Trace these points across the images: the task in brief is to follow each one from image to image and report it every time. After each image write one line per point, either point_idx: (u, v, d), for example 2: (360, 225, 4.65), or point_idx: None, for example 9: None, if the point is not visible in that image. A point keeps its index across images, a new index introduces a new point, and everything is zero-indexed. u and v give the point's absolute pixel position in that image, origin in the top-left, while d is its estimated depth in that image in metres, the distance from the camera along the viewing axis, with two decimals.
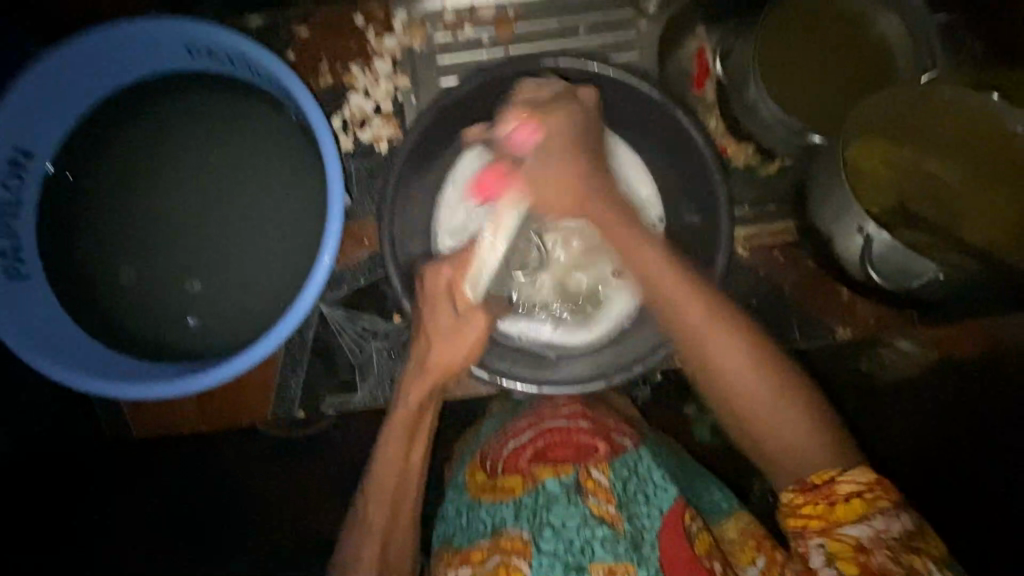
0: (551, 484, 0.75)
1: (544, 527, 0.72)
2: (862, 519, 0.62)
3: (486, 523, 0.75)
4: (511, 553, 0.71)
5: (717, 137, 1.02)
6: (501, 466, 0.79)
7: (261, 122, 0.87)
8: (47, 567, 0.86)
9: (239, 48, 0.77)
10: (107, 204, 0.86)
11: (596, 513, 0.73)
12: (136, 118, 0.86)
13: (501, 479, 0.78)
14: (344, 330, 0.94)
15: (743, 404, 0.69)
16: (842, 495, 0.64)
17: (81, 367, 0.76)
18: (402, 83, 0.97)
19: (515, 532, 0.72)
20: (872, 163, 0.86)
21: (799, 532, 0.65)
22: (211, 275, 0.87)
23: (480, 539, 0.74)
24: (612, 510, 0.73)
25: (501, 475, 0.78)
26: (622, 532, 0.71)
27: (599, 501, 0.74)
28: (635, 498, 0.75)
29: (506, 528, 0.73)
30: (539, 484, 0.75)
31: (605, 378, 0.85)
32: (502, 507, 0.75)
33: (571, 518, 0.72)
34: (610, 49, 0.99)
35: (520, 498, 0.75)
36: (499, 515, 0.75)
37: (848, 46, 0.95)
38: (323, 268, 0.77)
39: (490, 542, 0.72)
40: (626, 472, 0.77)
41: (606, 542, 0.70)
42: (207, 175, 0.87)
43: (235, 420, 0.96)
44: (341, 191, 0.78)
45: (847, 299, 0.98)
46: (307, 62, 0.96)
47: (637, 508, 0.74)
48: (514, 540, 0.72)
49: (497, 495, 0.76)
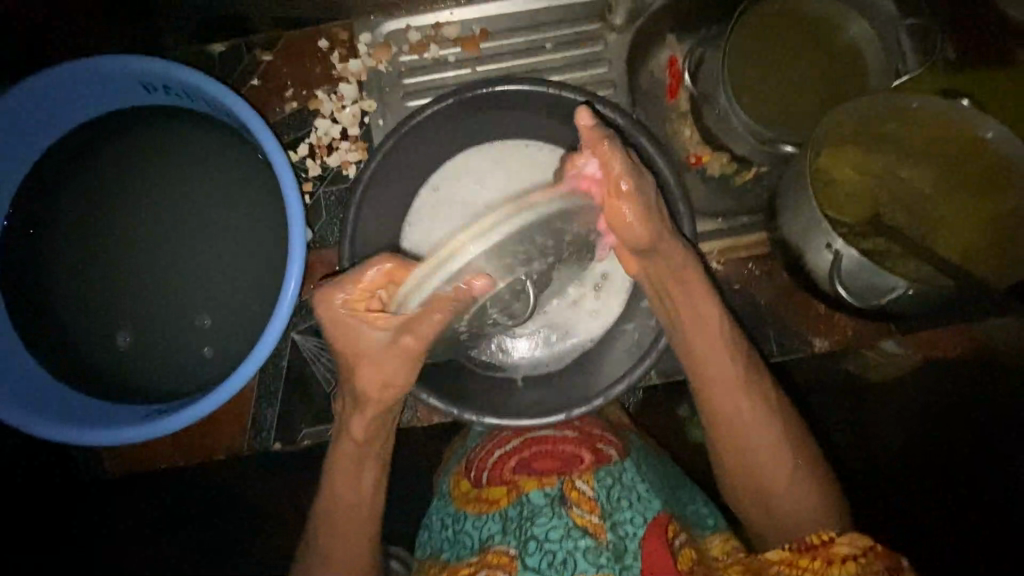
0: (534, 495, 0.71)
1: (528, 540, 0.67)
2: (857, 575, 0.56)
3: (473, 541, 0.72)
4: (494, 568, 0.67)
5: (690, 146, 1.01)
6: (484, 477, 0.78)
7: (224, 154, 0.86)
8: (47, 566, 0.90)
9: (194, 84, 0.77)
10: (66, 243, 0.85)
11: (579, 524, 0.68)
12: (94, 158, 0.85)
13: (485, 491, 0.76)
14: (317, 358, 0.94)
15: (745, 459, 0.72)
16: (840, 555, 0.58)
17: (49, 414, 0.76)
18: (368, 106, 0.95)
19: (502, 547, 0.69)
20: (839, 172, 0.86)
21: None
22: (176, 312, 0.86)
23: (466, 555, 0.71)
24: (595, 520, 0.68)
25: (485, 487, 0.76)
26: (606, 543, 0.66)
27: (583, 511, 0.69)
28: (618, 505, 0.70)
29: (491, 545, 0.70)
30: (522, 496, 0.72)
31: (565, 411, 0.83)
32: (488, 521, 0.72)
33: (554, 530, 0.67)
34: (578, 64, 0.97)
35: (503, 510, 0.72)
36: (484, 530, 0.72)
37: (819, 52, 0.94)
38: (287, 301, 0.76)
39: (476, 557, 0.69)
40: (610, 480, 0.73)
41: (588, 553, 0.64)
42: (170, 212, 0.86)
43: (213, 451, 0.95)
44: (302, 224, 0.77)
45: (825, 312, 0.98)
46: (271, 89, 0.96)
47: (620, 515, 0.69)
48: (500, 556, 0.68)
49: (481, 507, 0.74)
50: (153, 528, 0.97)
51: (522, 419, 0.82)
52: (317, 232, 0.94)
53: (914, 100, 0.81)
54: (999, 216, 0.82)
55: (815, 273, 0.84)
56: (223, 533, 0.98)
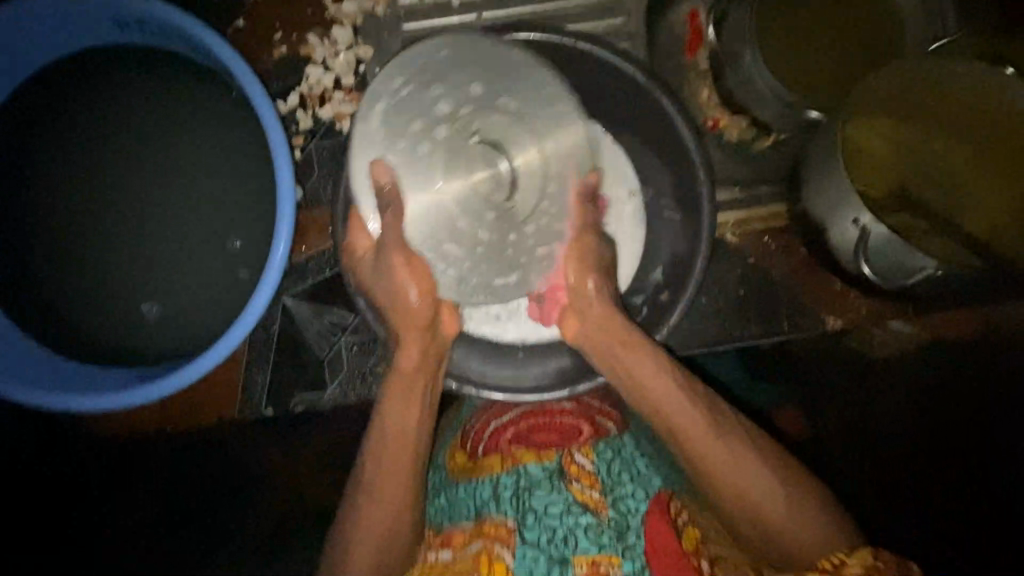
0: (532, 468, 0.70)
1: (527, 513, 0.67)
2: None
3: (465, 507, 0.70)
4: (492, 541, 0.66)
5: (709, 109, 0.95)
6: (481, 448, 0.75)
7: (207, 102, 0.80)
8: (47, 566, 0.90)
9: (169, 19, 0.70)
10: (42, 199, 0.79)
11: (579, 500, 0.67)
12: (62, 101, 0.78)
13: (480, 460, 0.73)
14: (309, 324, 0.90)
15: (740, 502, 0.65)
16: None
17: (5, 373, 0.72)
18: (365, 54, 0.88)
19: (498, 518, 0.67)
20: (867, 140, 0.81)
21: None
22: (161, 270, 0.81)
23: (461, 521, 0.69)
24: (596, 495, 0.68)
25: (480, 457, 0.74)
26: (607, 520, 0.66)
27: (583, 486, 0.69)
28: (619, 479, 0.70)
29: (487, 513, 0.68)
30: (519, 468, 0.70)
31: (569, 387, 0.79)
32: (479, 487, 0.70)
33: (554, 505, 0.67)
34: (594, 14, 0.90)
35: (498, 479, 0.70)
36: (477, 497, 0.70)
37: (855, 9, 0.87)
38: (276, 264, 0.71)
39: (472, 526, 0.68)
40: (610, 454, 0.72)
41: (589, 530, 0.65)
42: (148, 163, 0.80)
43: (204, 415, 0.92)
44: (292, 181, 0.71)
45: (839, 289, 0.94)
46: (259, 31, 0.88)
47: (621, 491, 0.69)
48: (497, 527, 0.67)
49: (474, 474, 0.72)
50: (154, 527, 0.93)
51: (521, 395, 0.78)
52: (308, 190, 0.89)
53: (954, 65, 0.74)
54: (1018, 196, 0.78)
55: (835, 245, 0.80)
56: (228, 520, 0.93)
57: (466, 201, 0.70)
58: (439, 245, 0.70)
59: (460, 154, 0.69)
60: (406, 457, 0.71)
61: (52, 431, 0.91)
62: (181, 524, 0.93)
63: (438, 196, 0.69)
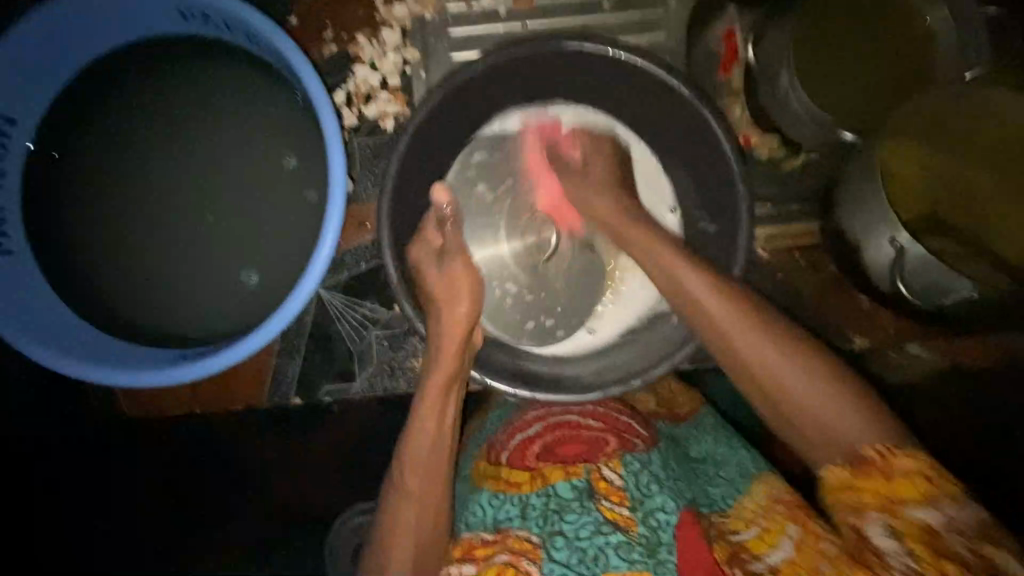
0: (561, 487, 0.69)
1: (555, 535, 0.66)
2: (932, 502, 0.57)
3: (488, 518, 0.71)
4: (518, 555, 0.66)
5: (741, 126, 0.96)
6: (506, 460, 0.75)
7: (260, 94, 0.82)
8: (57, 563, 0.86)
9: (234, 14, 0.72)
10: (95, 179, 0.81)
11: (608, 518, 0.67)
12: (122, 87, 0.81)
13: (506, 472, 0.73)
14: (342, 316, 0.92)
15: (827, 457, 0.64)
16: (903, 470, 0.59)
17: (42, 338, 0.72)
18: (411, 56, 0.90)
19: (523, 533, 0.68)
20: (898, 164, 0.82)
21: (851, 509, 0.60)
22: (204, 256, 0.83)
23: (480, 530, 0.70)
24: (626, 512, 0.68)
25: (508, 468, 0.73)
26: (638, 536, 0.65)
27: (612, 504, 0.68)
28: (649, 492, 0.69)
29: (512, 529, 0.68)
30: (548, 487, 0.70)
31: (603, 389, 0.79)
32: (507, 503, 0.70)
33: (583, 526, 0.66)
34: (637, 28, 0.92)
35: (526, 497, 0.70)
36: (502, 511, 0.70)
37: (890, 37, 0.89)
38: (322, 255, 0.73)
39: (497, 539, 0.68)
40: (638, 465, 0.71)
41: (620, 550, 0.64)
42: (199, 151, 0.82)
43: (228, 404, 0.94)
44: (343, 176, 0.73)
45: (868, 307, 0.96)
46: (310, 28, 0.90)
47: (652, 503, 0.68)
48: (522, 542, 0.67)
49: (502, 488, 0.72)
50: (167, 527, 0.95)
51: (555, 396, 0.78)
52: (349, 186, 0.91)
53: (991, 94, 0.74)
54: None
55: (869, 266, 0.80)
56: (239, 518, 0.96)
57: (517, 254, 0.93)
58: (503, 280, 0.92)
59: (517, 223, 0.93)
60: (429, 461, 0.71)
61: (69, 428, 0.88)
62: (194, 525, 0.96)
63: (500, 249, 0.92)
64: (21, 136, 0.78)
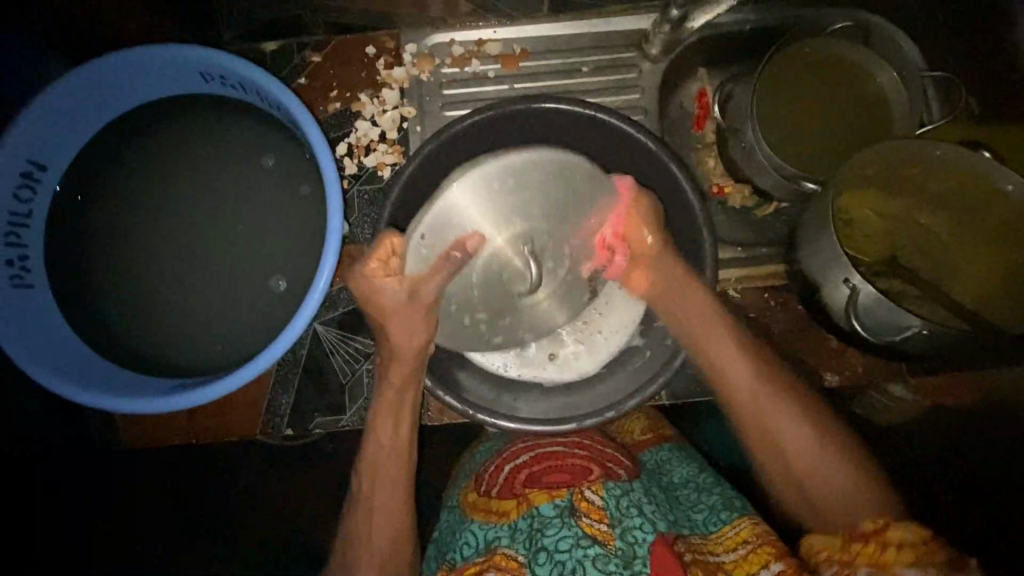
0: (544, 507, 0.72)
1: (539, 551, 0.68)
2: (918, 562, 0.60)
3: (478, 540, 0.74)
4: (503, 572, 0.69)
5: (714, 177, 1.05)
6: (496, 490, 0.78)
7: (268, 145, 0.90)
8: None
9: (248, 75, 0.81)
10: (114, 218, 0.89)
11: (587, 533, 0.69)
12: (145, 138, 0.89)
13: (496, 502, 0.76)
14: (337, 350, 0.96)
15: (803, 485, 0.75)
16: (898, 540, 0.63)
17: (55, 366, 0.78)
18: (408, 112, 0.99)
19: (510, 551, 0.71)
20: (859, 212, 0.89)
21: (841, 565, 0.64)
22: (210, 290, 0.89)
23: (471, 554, 0.73)
24: (605, 528, 0.69)
25: (497, 498, 0.77)
26: (615, 551, 0.67)
27: (592, 521, 0.70)
28: (627, 512, 0.71)
29: (499, 547, 0.72)
30: (532, 509, 0.73)
31: (576, 420, 0.82)
32: (496, 527, 0.74)
33: (563, 540, 0.68)
34: (613, 89, 1.01)
35: (513, 522, 0.74)
36: (490, 532, 0.74)
37: (847, 96, 0.96)
38: (316, 293, 0.78)
39: (484, 557, 0.71)
40: (619, 491, 0.73)
41: (597, 561, 0.66)
42: (211, 194, 0.90)
43: (227, 434, 0.97)
44: (340, 219, 0.79)
45: (835, 347, 1.01)
46: (318, 89, 1.00)
47: (630, 521, 0.70)
48: (508, 560, 0.70)
49: (491, 517, 0.75)
50: None
51: (530, 424, 0.82)
52: (347, 228, 0.98)
53: (936, 149, 0.80)
54: (1000, 263, 0.85)
55: (831, 307, 0.86)
56: None
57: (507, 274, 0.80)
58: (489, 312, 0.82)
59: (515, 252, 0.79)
60: (394, 457, 0.79)
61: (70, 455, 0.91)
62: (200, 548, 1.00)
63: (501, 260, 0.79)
64: (51, 179, 0.85)
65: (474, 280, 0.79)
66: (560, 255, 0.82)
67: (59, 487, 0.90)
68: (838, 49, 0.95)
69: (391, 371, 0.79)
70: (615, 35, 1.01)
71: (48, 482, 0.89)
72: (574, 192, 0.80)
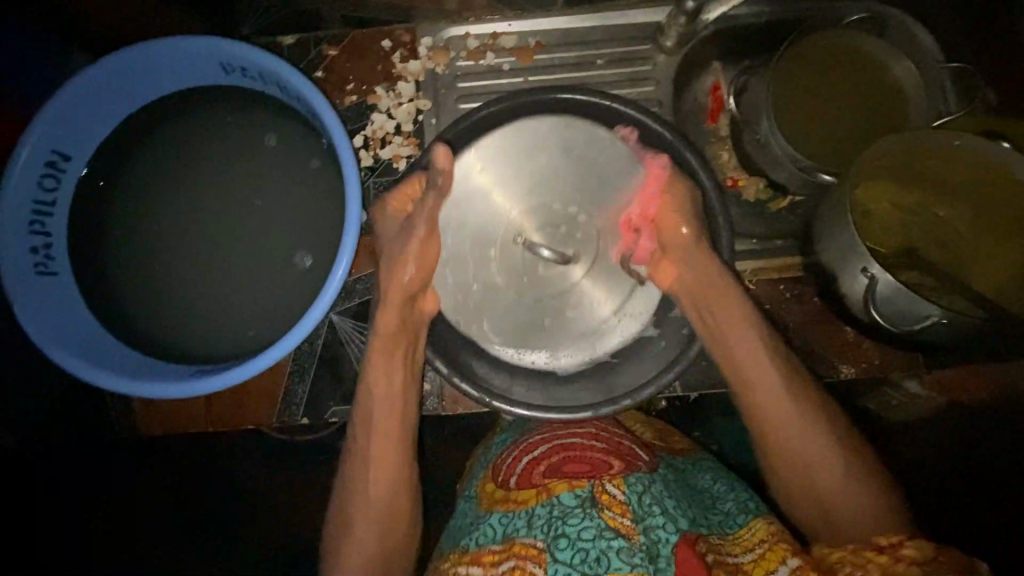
0: (565, 496, 0.72)
1: (559, 537, 0.68)
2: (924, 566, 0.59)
3: (496, 531, 0.73)
4: (524, 559, 0.68)
5: (729, 169, 1.05)
6: (515, 481, 0.78)
7: (287, 136, 0.91)
8: None
9: (269, 67, 0.82)
10: (137, 208, 0.91)
11: (611, 525, 0.69)
12: (166, 129, 0.91)
13: (514, 493, 0.76)
14: (352, 340, 0.97)
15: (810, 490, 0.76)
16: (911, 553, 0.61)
17: (80, 352, 0.79)
18: (423, 105, 1.00)
19: (529, 540, 0.70)
20: (875, 202, 0.88)
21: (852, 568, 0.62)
22: (229, 279, 0.90)
23: (489, 544, 0.72)
24: (628, 522, 0.69)
25: (515, 489, 0.77)
26: (638, 544, 0.67)
27: (614, 514, 0.70)
28: (650, 510, 0.71)
29: (518, 536, 0.71)
30: (552, 497, 0.72)
31: (592, 409, 0.84)
32: (514, 518, 0.73)
33: (586, 530, 0.68)
34: (627, 81, 1.01)
35: (532, 510, 0.73)
36: (509, 523, 0.73)
37: (864, 88, 0.95)
38: (334, 282, 0.79)
39: (503, 546, 0.70)
40: (641, 487, 0.73)
41: (620, 553, 0.66)
42: (231, 184, 0.91)
43: (241, 423, 0.98)
44: (358, 209, 0.80)
45: (852, 338, 1.00)
46: (334, 82, 1.01)
47: (652, 521, 0.70)
48: (528, 547, 0.69)
49: (511, 506, 0.75)
50: None
51: (546, 412, 0.85)
52: (363, 220, 0.99)
53: (954, 139, 0.82)
54: (1017, 256, 0.84)
55: (848, 298, 0.85)
56: None
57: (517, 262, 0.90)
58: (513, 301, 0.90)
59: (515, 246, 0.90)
60: (396, 412, 0.83)
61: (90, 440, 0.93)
62: None
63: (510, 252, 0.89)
64: (75, 168, 0.87)
65: (500, 271, 0.90)
66: (569, 229, 0.90)
67: (59, 487, 0.95)
68: (855, 42, 0.95)
69: (381, 324, 0.82)
70: (630, 27, 1.01)
71: (47, 482, 0.93)
72: (588, 150, 0.88)
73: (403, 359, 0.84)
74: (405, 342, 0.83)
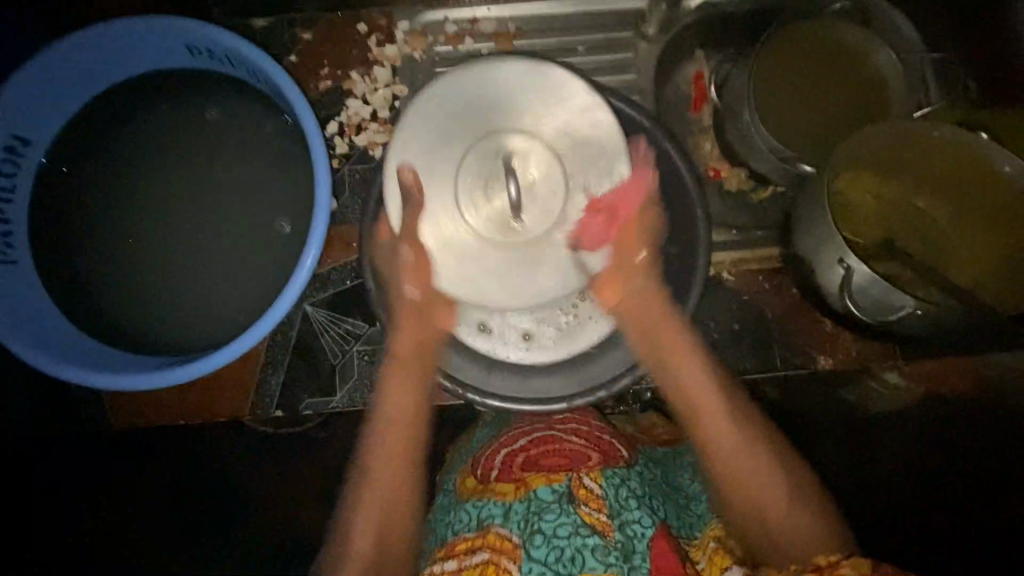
0: (542, 491, 0.71)
1: (535, 534, 0.68)
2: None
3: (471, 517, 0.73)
4: (499, 553, 0.68)
5: (710, 160, 1.03)
6: (492, 473, 0.76)
7: (256, 121, 0.89)
8: None
9: (235, 47, 0.79)
10: (100, 195, 0.88)
11: (586, 522, 0.68)
12: (131, 113, 0.88)
13: (492, 484, 0.75)
14: (326, 331, 0.96)
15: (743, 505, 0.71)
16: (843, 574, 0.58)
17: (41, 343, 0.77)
18: (400, 91, 0.98)
19: (504, 531, 0.69)
20: (854, 192, 0.87)
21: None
22: (197, 267, 0.88)
23: (463, 532, 0.71)
24: (604, 518, 0.69)
25: (492, 481, 0.75)
26: (614, 542, 0.67)
27: (591, 510, 0.70)
28: (627, 504, 0.70)
29: (493, 527, 0.70)
30: (530, 492, 0.72)
31: (567, 400, 0.87)
32: (489, 506, 0.72)
33: (562, 527, 0.68)
34: (607, 69, 1.00)
35: (508, 503, 0.72)
36: (484, 511, 0.72)
37: (846, 77, 0.95)
38: (302, 272, 0.77)
39: (478, 535, 0.69)
40: (619, 479, 0.73)
41: (597, 552, 0.66)
42: (199, 170, 0.89)
43: (214, 414, 0.97)
44: (328, 196, 0.78)
45: (830, 330, 1.01)
46: (308, 66, 0.98)
47: (630, 514, 0.69)
48: (503, 540, 0.68)
49: (486, 495, 0.73)
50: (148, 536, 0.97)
51: (520, 404, 0.87)
52: (337, 208, 0.97)
53: (937, 130, 0.81)
54: (1001, 249, 0.84)
55: (825, 287, 0.85)
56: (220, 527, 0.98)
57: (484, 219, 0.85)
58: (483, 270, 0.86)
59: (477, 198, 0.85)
60: (406, 421, 0.81)
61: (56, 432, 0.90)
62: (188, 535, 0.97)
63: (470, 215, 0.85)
64: (35, 153, 0.84)
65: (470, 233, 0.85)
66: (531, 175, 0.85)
67: (58, 487, 0.89)
68: (838, 30, 0.94)
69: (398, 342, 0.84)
70: (612, 13, 0.99)
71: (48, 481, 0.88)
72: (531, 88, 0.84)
73: (425, 374, 0.84)
74: (422, 363, 0.84)
